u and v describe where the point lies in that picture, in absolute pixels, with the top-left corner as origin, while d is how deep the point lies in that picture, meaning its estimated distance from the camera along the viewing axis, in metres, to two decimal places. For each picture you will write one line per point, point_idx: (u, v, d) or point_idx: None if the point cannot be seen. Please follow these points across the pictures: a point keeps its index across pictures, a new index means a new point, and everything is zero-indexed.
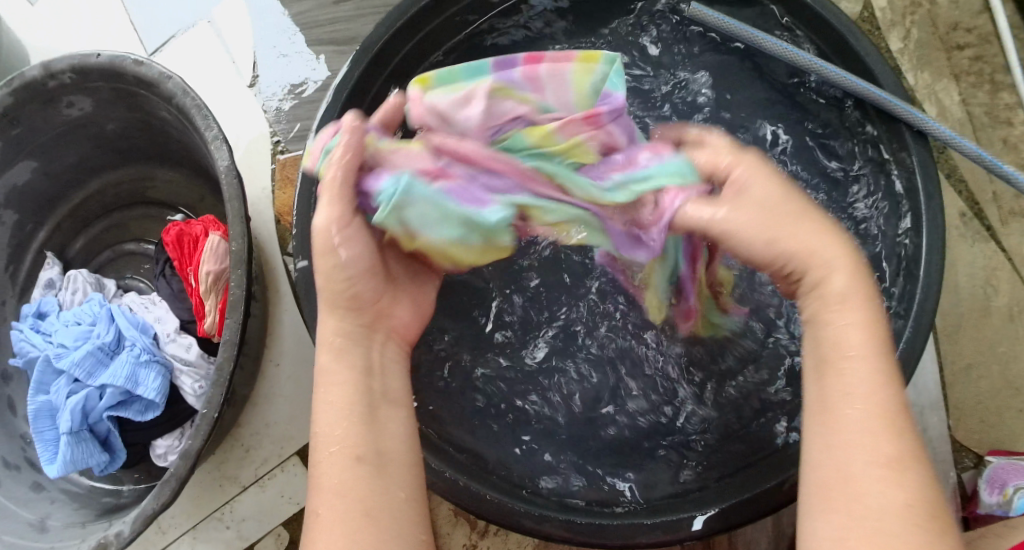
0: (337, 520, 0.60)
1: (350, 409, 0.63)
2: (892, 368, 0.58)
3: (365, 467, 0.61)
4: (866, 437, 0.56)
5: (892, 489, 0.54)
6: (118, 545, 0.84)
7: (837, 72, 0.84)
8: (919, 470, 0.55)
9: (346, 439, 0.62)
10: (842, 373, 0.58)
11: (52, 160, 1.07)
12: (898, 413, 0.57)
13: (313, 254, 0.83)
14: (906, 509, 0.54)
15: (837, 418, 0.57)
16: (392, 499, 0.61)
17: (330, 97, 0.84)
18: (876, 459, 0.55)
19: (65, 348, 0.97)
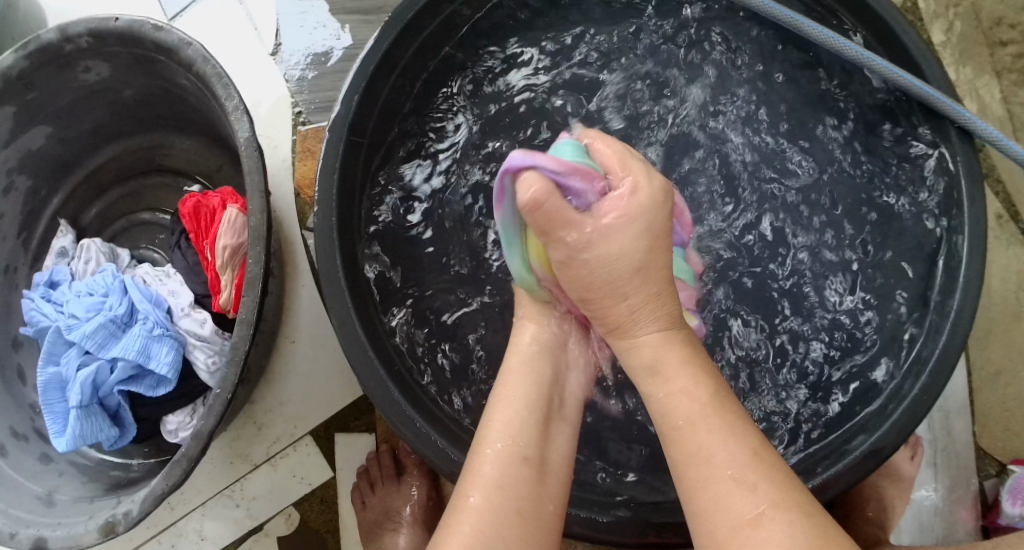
0: (485, 513, 0.63)
1: (528, 420, 0.69)
2: (732, 417, 0.64)
3: (529, 470, 0.66)
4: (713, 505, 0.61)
5: (778, 526, 0.59)
6: (127, 524, 0.83)
7: (885, 65, 0.81)
8: (782, 522, 0.59)
9: (514, 446, 0.67)
10: (685, 438, 0.64)
11: (67, 126, 1.05)
12: (735, 467, 0.61)
13: (335, 232, 0.80)
14: (798, 537, 0.58)
15: (710, 475, 0.62)
16: (539, 511, 0.65)
17: (357, 68, 0.81)
18: (742, 517, 0.60)
19: (77, 318, 0.96)
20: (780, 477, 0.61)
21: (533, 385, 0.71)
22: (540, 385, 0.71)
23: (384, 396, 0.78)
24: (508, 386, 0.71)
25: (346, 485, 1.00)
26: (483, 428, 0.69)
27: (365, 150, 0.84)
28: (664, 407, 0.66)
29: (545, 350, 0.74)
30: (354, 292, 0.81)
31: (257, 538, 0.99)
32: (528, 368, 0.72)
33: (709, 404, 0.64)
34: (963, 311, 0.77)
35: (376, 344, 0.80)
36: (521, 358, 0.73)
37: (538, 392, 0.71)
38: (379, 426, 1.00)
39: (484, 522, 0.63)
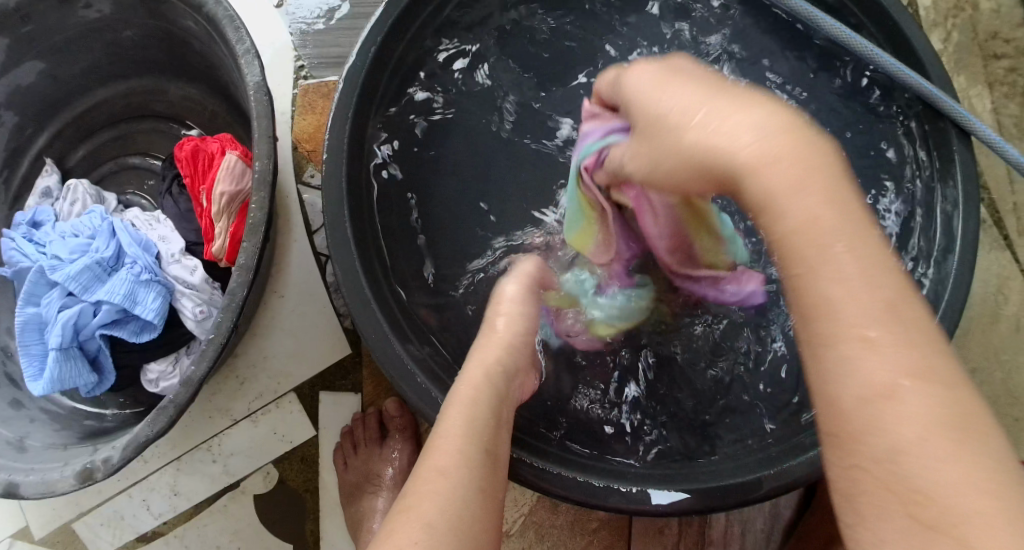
0: (453, 483, 0.58)
1: (484, 417, 0.64)
2: (884, 254, 0.51)
3: (488, 463, 0.61)
4: (889, 400, 0.47)
5: (928, 397, 0.47)
6: (105, 471, 0.80)
7: (892, 61, 0.83)
8: (920, 389, 0.47)
9: (478, 427, 0.63)
10: (815, 267, 0.50)
11: (61, 63, 1.02)
12: (868, 321, 0.49)
13: (343, 181, 0.80)
14: (940, 407, 0.47)
15: (824, 332, 0.50)
16: (495, 490, 0.60)
17: (375, 21, 0.82)
18: (866, 386, 0.48)
19: (59, 259, 0.92)
20: (924, 330, 0.50)
21: (495, 376, 0.67)
22: (494, 381, 0.67)
23: (384, 349, 0.78)
24: (463, 383, 0.66)
25: (330, 444, 0.98)
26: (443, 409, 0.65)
27: (375, 101, 0.84)
28: (770, 214, 0.51)
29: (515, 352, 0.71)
30: (359, 245, 0.80)
31: (233, 496, 0.98)
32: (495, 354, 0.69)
33: (842, 234, 0.50)
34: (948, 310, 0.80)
35: (379, 297, 0.80)
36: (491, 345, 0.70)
37: (492, 383, 0.67)
38: (366, 385, 0.99)
39: (453, 495, 0.57)
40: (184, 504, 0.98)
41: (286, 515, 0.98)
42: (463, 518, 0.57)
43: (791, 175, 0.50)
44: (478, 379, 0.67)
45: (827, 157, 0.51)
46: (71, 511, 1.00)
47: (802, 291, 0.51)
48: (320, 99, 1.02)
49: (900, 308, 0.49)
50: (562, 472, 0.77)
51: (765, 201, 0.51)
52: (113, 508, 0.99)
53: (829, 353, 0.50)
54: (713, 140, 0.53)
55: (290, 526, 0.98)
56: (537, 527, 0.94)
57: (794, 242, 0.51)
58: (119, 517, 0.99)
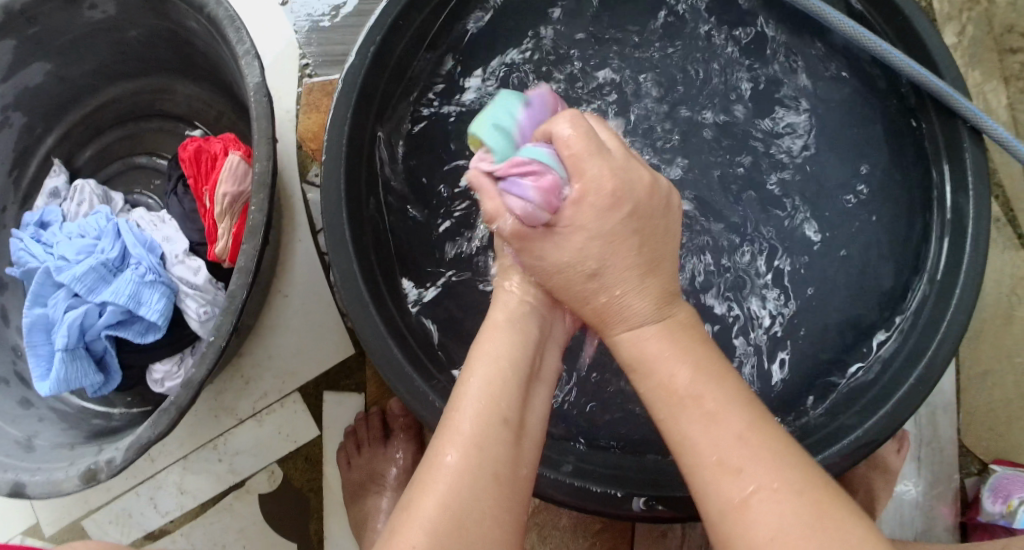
0: (465, 472, 0.59)
1: (505, 378, 0.64)
2: (717, 370, 0.61)
3: (506, 432, 0.62)
4: (750, 503, 0.56)
5: (768, 508, 0.55)
6: (109, 472, 0.81)
7: (901, 57, 0.81)
8: (776, 491, 0.55)
9: (497, 404, 0.63)
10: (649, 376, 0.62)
11: (67, 64, 1.03)
12: (720, 450, 0.57)
13: (341, 184, 0.79)
14: (789, 520, 0.54)
15: (692, 452, 0.59)
16: (515, 474, 0.61)
17: (375, 20, 0.81)
18: (728, 498, 0.56)
19: (66, 260, 0.93)
20: (774, 435, 0.58)
21: (512, 337, 0.67)
22: (519, 343, 0.67)
23: (382, 351, 0.78)
24: (480, 354, 0.66)
25: (333, 444, 0.98)
26: (463, 375, 0.65)
27: (376, 101, 0.83)
28: (625, 331, 0.64)
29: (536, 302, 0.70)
30: (358, 247, 0.80)
31: (238, 494, 0.98)
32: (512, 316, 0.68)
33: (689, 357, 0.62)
34: (956, 316, 0.78)
35: (379, 300, 0.80)
36: (507, 304, 0.70)
37: (514, 352, 0.66)
38: (369, 385, 0.99)
39: (462, 481, 0.59)
40: (191, 502, 0.99)
41: (289, 515, 0.98)
42: (467, 509, 0.58)
43: (638, 283, 0.64)
44: (499, 340, 0.66)
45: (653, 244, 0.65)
46: (80, 508, 1.01)
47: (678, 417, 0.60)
48: (324, 97, 1.01)
49: (739, 440, 0.57)
50: (564, 478, 0.77)
51: (632, 363, 0.64)
52: (121, 505, 1.00)
53: (705, 483, 0.58)
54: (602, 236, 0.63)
55: (294, 526, 0.98)
56: (539, 528, 0.94)
57: (625, 355, 0.64)
58: (127, 514, 1.00)
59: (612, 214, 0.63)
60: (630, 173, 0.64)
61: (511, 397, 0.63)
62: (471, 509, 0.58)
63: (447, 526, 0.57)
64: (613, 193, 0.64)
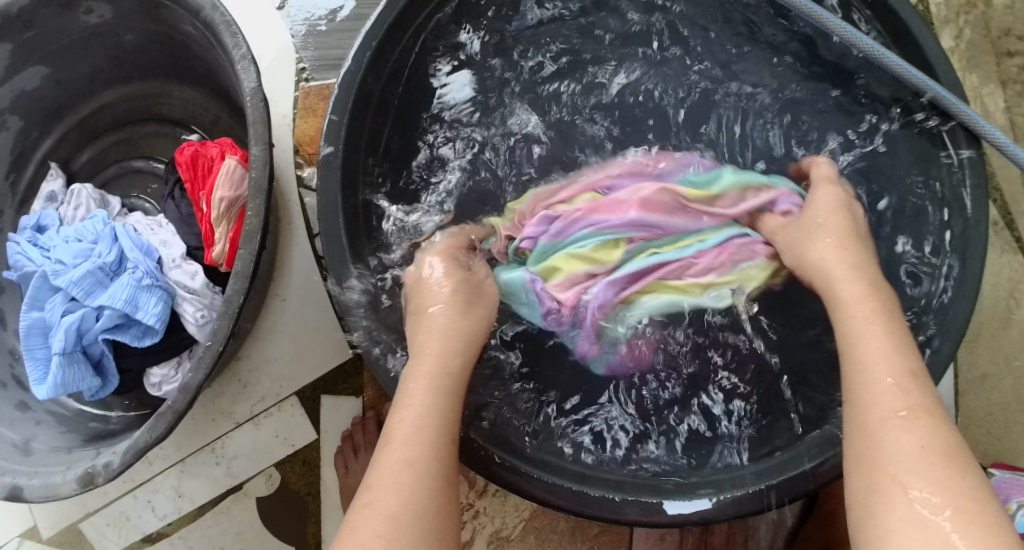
0: (405, 485, 0.64)
1: (435, 401, 0.70)
2: (904, 335, 0.69)
3: (443, 448, 0.68)
4: (887, 435, 0.62)
5: (923, 429, 0.62)
6: (106, 476, 0.81)
7: (897, 62, 0.81)
8: (930, 420, 0.62)
9: (431, 424, 0.69)
10: (858, 343, 0.68)
11: (64, 68, 1.03)
12: (896, 374, 0.65)
13: (339, 189, 0.79)
14: (936, 441, 0.61)
15: (866, 384, 0.66)
16: (435, 477, 0.66)
17: (371, 26, 0.82)
18: (887, 414, 0.63)
19: (63, 264, 0.93)
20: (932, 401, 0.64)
21: (445, 361, 0.74)
22: (453, 365, 0.74)
23: (379, 355, 0.78)
24: (416, 374, 0.72)
25: (331, 448, 0.98)
26: (402, 398, 0.71)
27: (373, 105, 0.84)
28: (845, 311, 0.71)
29: (464, 326, 0.78)
30: (355, 253, 0.80)
31: (236, 497, 0.98)
32: (443, 342, 0.76)
33: (883, 316, 0.70)
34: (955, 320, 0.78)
35: None
36: (445, 324, 0.77)
37: (430, 379, 0.72)
38: (367, 389, 0.99)
39: (407, 490, 0.64)
40: (188, 506, 0.99)
41: (287, 518, 0.98)
42: (411, 518, 0.63)
43: (840, 263, 0.75)
44: (435, 363, 0.73)
45: (853, 252, 0.76)
46: (77, 512, 1.01)
47: (853, 366, 0.68)
48: (321, 101, 1.01)
49: (912, 378, 0.65)
50: (560, 483, 0.77)
51: (840, 306, 0.72)
52: (117, 509, 1.00)
53: (855, 414, 0.65)
54: (814, 241, 0.77)
55: (292, 529, 0.98)
56: (538, 532, 0.94)
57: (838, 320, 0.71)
58: (124, 517, 1.00)
59: (833, 221, 0.78)
60: (845, 215, 0.79)
61: (448, 417, 0.70)
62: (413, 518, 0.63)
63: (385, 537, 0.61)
64: (824, 216, 0.78)
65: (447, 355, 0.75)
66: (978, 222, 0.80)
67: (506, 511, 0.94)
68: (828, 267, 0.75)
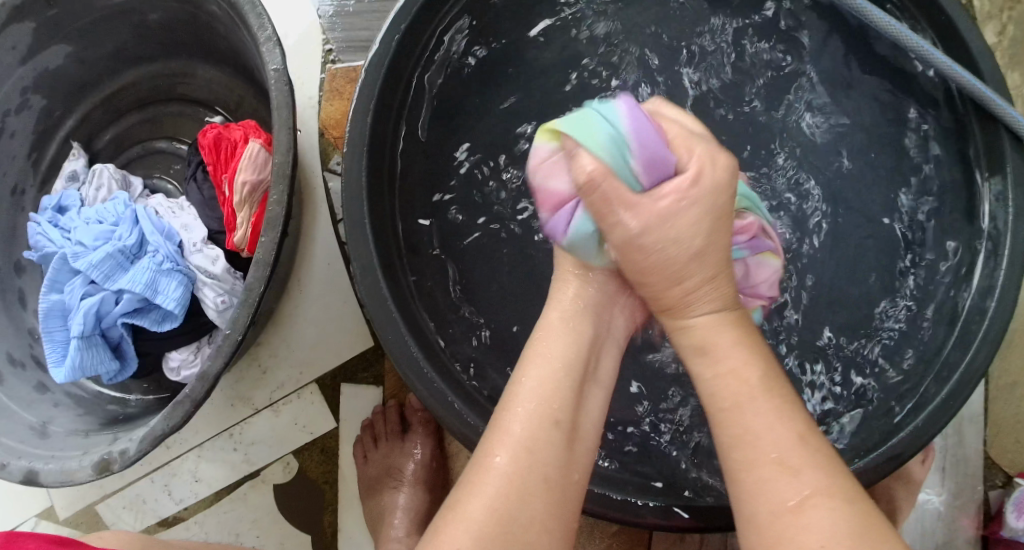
0: (514, 475, 0.59)
1: (558, 378, 0.64)
2: (779, 377, 0.62)
3: (559, 434, 0.62)
4: (793, 513, 0.56)
5: (823, 514, 0.55)
6: (122, 463, 0.81)
7: (945, 59, 0.77)
8: (825, 502, 0.56)
9: (543, 405, 0.62)
10: (737, 413, 0.60)
11: (88, 46, 1.02)
12: (782, 449, 0.58)
13: (364, 176, 0.78)
14: (839, 531, 0.54)
15: (748, 456, 0.59)
16: (567, 481, 0.61)
17: (399, 8, 0.79)
18: (778, 497, 0.57)
19: (84, 246, 0.93)
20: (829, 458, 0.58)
21: (567, 339, 0.67)
22: (577, 341, 0.67)
23: (401, 349, 0.76)
24: (535, 349, 0.66)
25: (349, 437, 0.98)
26: (517, 374, 0.65)
27: (401, 88, 0.82)
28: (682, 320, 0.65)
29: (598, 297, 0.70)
30: (378, 242, 0.79)
31: (253, 484, 0.98)
32: (568, 317, 0.68)
33: (737, 349, 0.63)
34: (990, 331, 0.76)
35: (398, 295, 0.78)
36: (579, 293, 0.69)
37: (571, 358, 0.65)
38: (387, 378, 0.98)
39: (512, 482, 0.59)
40: (205, 491, 0.99)
41: (304, 506, 0.98)
42: (516, 516, 0.58)
43: (683, 257, 0.63)
44: (551, 341, 0.66)
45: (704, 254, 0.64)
46: (95, 493, 1.01)
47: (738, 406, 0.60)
48: (347, 83, 1.00)
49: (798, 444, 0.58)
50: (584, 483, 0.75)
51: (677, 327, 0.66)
52: (135, 492, 1.00)
53: (734, 474, 0.60)
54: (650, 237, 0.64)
55: (309, 518, 0.98)
56: None
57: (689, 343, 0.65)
58: (141, 501, 1.00)
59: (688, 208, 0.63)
60: (719, 225, 0.64)
61: (565, 399, 0.63)
62: (519, 515, 0.58)
63: (492, 529, 0.57)
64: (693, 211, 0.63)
65: (563, 329, 0.67)
66: (1018, 229, 0.77)
67: None
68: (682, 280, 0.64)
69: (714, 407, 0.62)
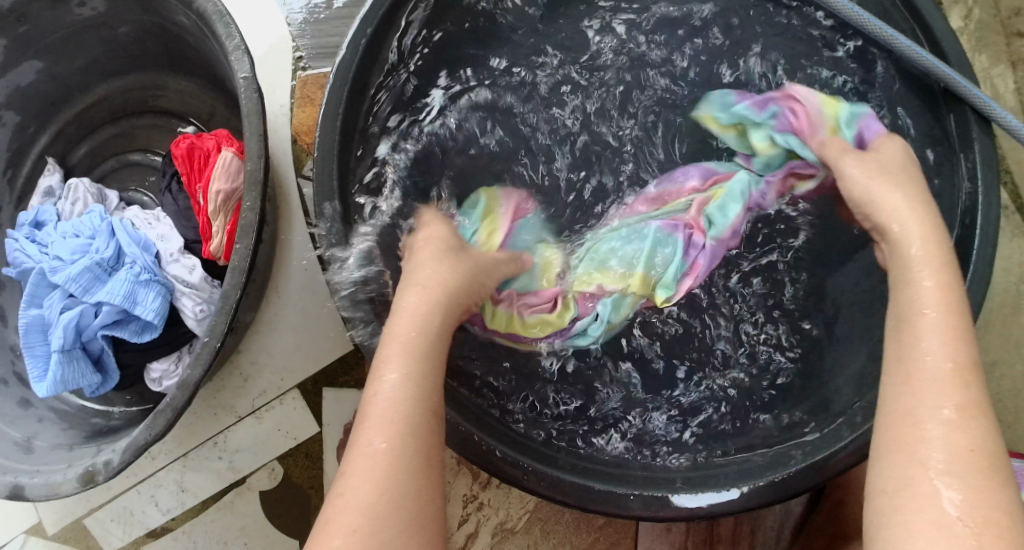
0: (394, 461, 0.61)
1: (423, 370, 0.66)
2: (962, 300, 0.66)
3: (431, 421, 0.64)
4: (922, 428, 0.60)
5: (973, 427, 0.59)
6: (107, 474, 0.81)
7: (908, 43, 0.79)
8: (978, 421, 0.60)
9: (413, 394, 0.64)
10: (917, 327, 0.65)
11: (58, 61, 1.02)
12: (955, 361, 0.62)
13: (335, 179, 0.78)
14: (985, 445, 0.59)
15: (910, 371, 0.63)
16: (433, 461, 0.63)
17: (365, 11, 0.80)
18: (937, 406, 0.61)
19: (61, 261, 0.93)
20: (981, 391, 0.62)
21: (424, 334, 0.68)
22: (432, 333, 0.69)
23: (379, 352, 0.76)
24: (390, 339, 0.68)
25: (333, 441, 0.97)
26: (379, 368, 0.66)
27: (370, 91, 0.82)
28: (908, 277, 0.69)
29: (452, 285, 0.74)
30: (352, 244, 0.79)
31: (239, 492, 0.98)
32: (417, 318, 0.69)
33: (949, 298, 0.66)
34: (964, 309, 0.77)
35: (373, 296, 0.78)
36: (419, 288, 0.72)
37: (428, 343, 0.68)
38: (368, 381, 0.98)
39: (395, 469, 0.60)
40: (191, 501, 0.99)
41: (291, 511, 0.98)
42: (400, 501, 0.59)
43: (913, 215, 0.72)
44: (415, 335, 0.68)
45: (925, 214, 0.72)
46: (82, 507, 1.01)
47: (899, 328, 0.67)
48: (318, 90, 1.00)
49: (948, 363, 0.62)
50: (564, 477, 0.76)
51: (903, 265, 0.70)
52: (122, 504, 1.00)
53: (893, 381, 0.65)
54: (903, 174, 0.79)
55: (296, 523, 0.98)
56: (542, 524, 0.94)
57: (896, 279, 0.70)
58: (128, 513, 1.00)
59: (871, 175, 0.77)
60: (904, 190, 0.74)
61: (429, 387, 0.65)
62: (405, 500, 0.60)
63: (380, 514, 0.58)
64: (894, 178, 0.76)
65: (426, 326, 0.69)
66: (988, 208, 0.78)
67: (511, 503, 0.94)
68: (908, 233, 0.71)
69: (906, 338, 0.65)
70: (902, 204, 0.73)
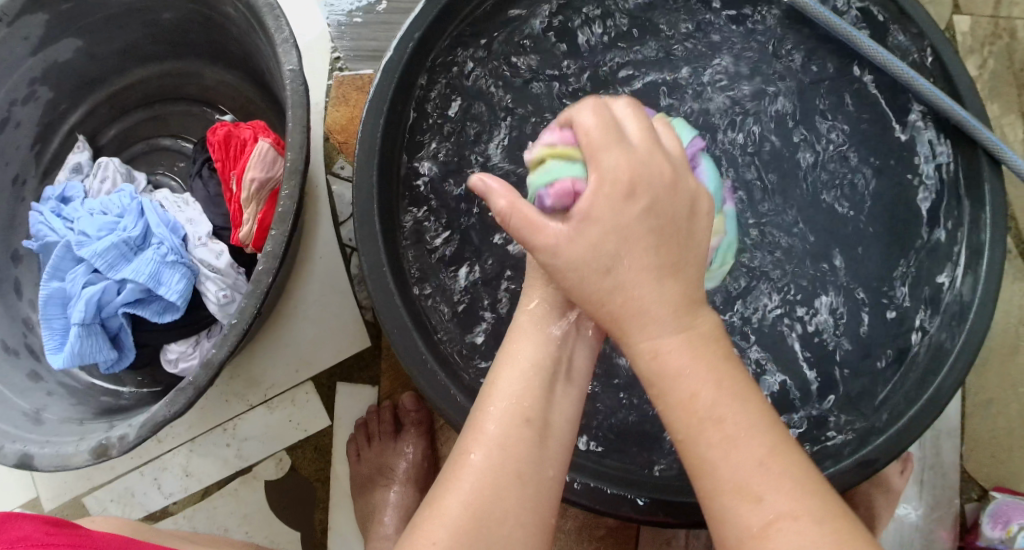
0: (488, 472, 0.59)
1: (532, 385, 0.62)
2: (735, 381, 0.59)
3: (530, 432, 0.61)
4: (753, 547, 0.56)
5: (793, 536, 0.55)
6: (121, 448, 0.81)
7: (926, 84, 0.82)
8: (790, 522, 0.55)
9: (517, 406, 0.61)
10: (700, 434, 0.58)
11: (98, 42, 1.03)
12: (739, 477, 0.57)
13: (374, 176, 0.80)
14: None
15: (704, 468, 0.58)
16: (543, 479, 0.60)
17: (417, 13, 0.82)
18: (744, 529, 0.56)
19: (87, 236, 0.93)
20: (790, 471, 0.57)
21: (540, 348, 0.64)
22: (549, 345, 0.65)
23: (405, 344, 0.78)
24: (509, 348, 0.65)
25: (343, 436, 0.98)
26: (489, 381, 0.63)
27: (412, 92, 0.84)
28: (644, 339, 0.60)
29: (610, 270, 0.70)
30: (386, 239, 0.80)
31: (244, 480, 0.98)
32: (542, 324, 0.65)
33: (704, 393, 0.59)
34: (970, 339, 0.80)
35: (403, 291, 0.80)
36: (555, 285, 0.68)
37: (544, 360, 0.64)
38: (384, 379, 0.99)
39: (486, 483, 0.58)
40: (195, 485, 0.99)
41: (296, 503, 0.98)
42: (489, 511, 0.58)
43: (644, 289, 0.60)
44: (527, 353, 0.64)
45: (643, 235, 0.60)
46: (83, 484, 1.00)
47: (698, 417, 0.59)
48: (353, 91, 1.02)
49: (704, 436, 0.58)
50: (579, 477, 0.77)
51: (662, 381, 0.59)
52: (124, 484, 1.00)
53: (706, 488, 0.58)
54: (605, 287, 0.60)
55: (300, 514, 0.98)
56: None
57: (644, 369, 0.60)
58: (129, 493, 1.00)
59: (632, 206, 0.59)
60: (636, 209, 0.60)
61: (535, 401, 0.62)
62: (494, 510, 0.58)
63: (467, 523, 0.57)
64: (627, 213, 0.59)
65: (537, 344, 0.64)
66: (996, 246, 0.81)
67: None
68: (624, 290, 0.60)
69: (673, 431, 0.60)
70: (619, 267, 0.60)
